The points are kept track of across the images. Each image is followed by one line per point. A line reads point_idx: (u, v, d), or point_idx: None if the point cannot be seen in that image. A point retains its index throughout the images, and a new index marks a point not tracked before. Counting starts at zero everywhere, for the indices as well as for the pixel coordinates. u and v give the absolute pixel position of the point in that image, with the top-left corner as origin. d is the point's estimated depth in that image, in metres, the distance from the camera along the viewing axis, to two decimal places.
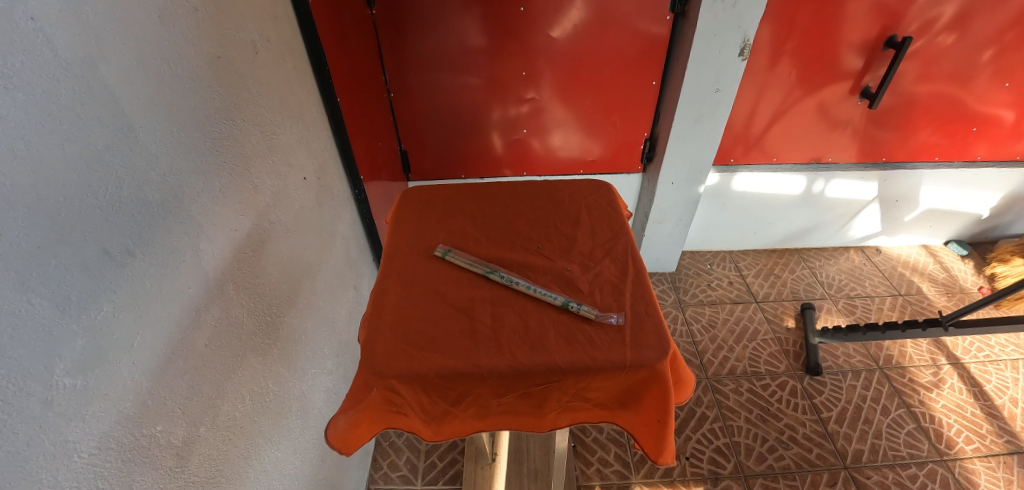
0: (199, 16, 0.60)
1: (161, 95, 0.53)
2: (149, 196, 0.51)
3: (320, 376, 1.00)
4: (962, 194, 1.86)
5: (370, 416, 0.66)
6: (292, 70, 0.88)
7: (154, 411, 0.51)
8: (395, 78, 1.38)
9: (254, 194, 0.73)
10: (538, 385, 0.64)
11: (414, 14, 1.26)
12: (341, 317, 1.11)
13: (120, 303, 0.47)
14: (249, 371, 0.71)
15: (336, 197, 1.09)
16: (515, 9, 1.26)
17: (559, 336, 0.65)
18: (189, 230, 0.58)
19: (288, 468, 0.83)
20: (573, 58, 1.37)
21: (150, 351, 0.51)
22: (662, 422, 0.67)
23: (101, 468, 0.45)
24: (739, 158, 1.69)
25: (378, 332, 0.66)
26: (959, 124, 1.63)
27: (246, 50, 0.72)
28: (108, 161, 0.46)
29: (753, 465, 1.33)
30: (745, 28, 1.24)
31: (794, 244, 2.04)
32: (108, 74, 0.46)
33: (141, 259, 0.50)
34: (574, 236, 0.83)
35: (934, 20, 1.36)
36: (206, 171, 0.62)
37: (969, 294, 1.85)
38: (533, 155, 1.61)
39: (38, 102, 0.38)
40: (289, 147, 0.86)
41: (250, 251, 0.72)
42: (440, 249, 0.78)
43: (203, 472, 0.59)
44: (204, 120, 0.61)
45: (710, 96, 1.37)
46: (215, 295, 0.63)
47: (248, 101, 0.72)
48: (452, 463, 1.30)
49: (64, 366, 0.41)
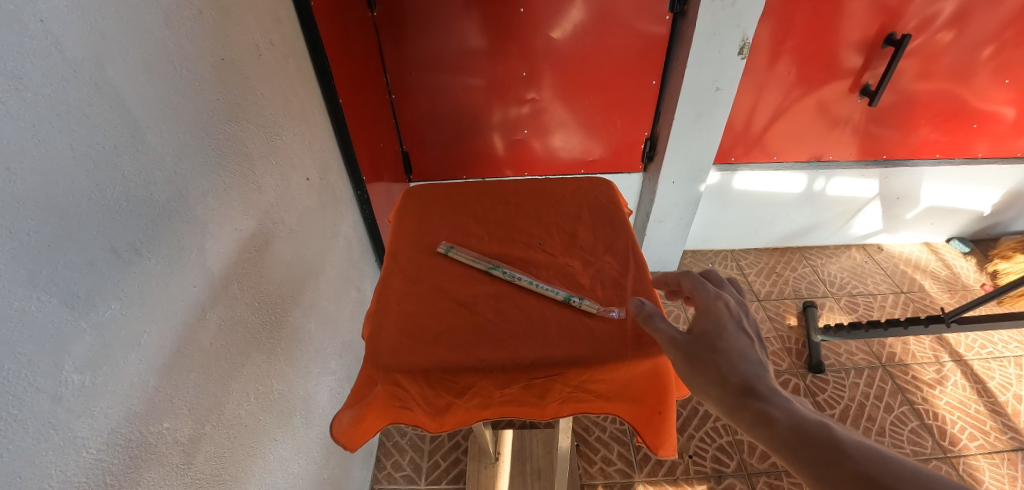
0: (203, 18, 0.61)
1: (168, 97, 0.54)
2: (156, 196, 0.52)
3: (324, 376, 1.00)
4: (963, 191, 1.85)
5: (375, 411, 0.66)
6: (295, 72, 0.88)
7: (160, 408, 0.52)
8: (396, 80, 1.39)
9: (258, 194, 0.74)
10: (540, 377, 0.63)
11: (414, 16, 1.26)
12: (344, 316, 1.12)
13: (129, 300, 0.48)
14: (253, 369, 0.72)
15: (338, 197, 1.09)
16: (515, 9, 1.27)
17: (562, 330, 0.66)
18: (194, 228, 0.58)
19: (292, 467, 0.83)
20: (572, 58, 1.37)
21: (157, 347, 0.52)
22: (663, 413, 0.67)
23: (108, 463, 0.45)
24: (739, 157, 1.70)
25: (383, 328, 0.66)
26: (959, 121, 1.63)
27: (249, 51, 0.72)
28: (115, 160, 0.46)
29: (756, 463, 1.32)
30: (743, 27, 1.25)
31: (795, 242, 2.04)
32: (114, 74, 0.47)
33: (148, 258, 0.50)
34: (575, 233, 0.83)
35: (932, 18, 1.37)
36: (210, 171, 0.62)
37: (971, 291, 1.85)
38: (533, 155, 1.62)
39: (46, 102, 0.39)
40: (292, 147, 0.87)
41: (255, 251, 0.73)
42: (442, 246, 0.79)
43: (208, 470, 0.60)
44: (209, 120, 0.62)
45: (710, 95, 1.37)
46: (220, 294, 0.64)
47: (253, 102, 0.73)
48: (455, 462, 1.31)
49: (73, 362, 0.41)
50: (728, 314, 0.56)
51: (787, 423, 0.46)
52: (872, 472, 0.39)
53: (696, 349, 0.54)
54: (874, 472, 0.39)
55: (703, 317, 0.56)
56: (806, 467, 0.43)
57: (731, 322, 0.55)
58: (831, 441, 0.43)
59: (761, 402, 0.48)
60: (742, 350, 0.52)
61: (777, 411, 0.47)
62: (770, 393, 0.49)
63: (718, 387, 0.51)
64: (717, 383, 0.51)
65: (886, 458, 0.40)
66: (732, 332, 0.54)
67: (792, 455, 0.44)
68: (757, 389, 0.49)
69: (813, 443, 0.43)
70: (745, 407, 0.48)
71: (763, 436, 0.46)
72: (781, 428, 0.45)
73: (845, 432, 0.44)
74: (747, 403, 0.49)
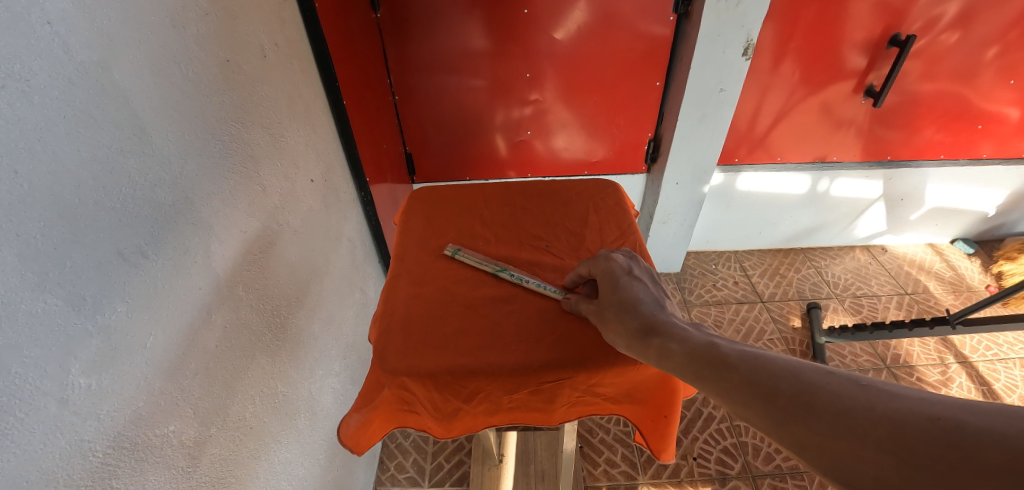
0: (209, 20, 0.61)
1: (174, 99, 0.54)
2: (162, 199, 0.52)
3: (328, 377, 1.00)
4: (968, 192, 1.85)
5: (382, 414, 0.66)
6: (300, 74, 0.88)
7: (166, 411, 0.52)
8: (399, 81, 1.39)
9: (263, 195, 0.74)
10: (548, 381, 0.63)
11: (417, 18, 1.26)
12: (349, 318, 1.12)
13: (135, 302, 0.47)
14: (258, 371, 0.72)
15: (343, 198, 1.09)
16: (519, 11, 1.26)
17: (569, 332, 0.66)
18: (200, 231, 0.58)
19: (297, 469, 0.83)
20: (575, 59, 1.37)
21: (163, 349, 0.51)
22: (669, 418, 0.67)
23: (113, 467, 0.45)
24: (743, 158, 1.70)
25: (390, 331, 0.66)
26: (963, 122, 1.62)
27: (255, 53, 0.72)
28: (121, 162, 0.46)
29: (761, 465, 1.32)
30: (747, 28, 1.24)
31: (798, 243, 2.04)
32: (120, 77, 0.46)
33: (153, 260, 0.50)
34: (582, 235, 0.83)
35: (936, 19, 1.36)
36: (215, 172, 0.62)
37: (976, 292, 1.85)
38: (536, 157, 1.62)
39: (52, 104, 0.39)
40: (297, 149, 0.87)
41: (259, 252, 0.73)
42: (450, 248, 0.79)
43: (213, 473, 0.60)
44: (214, 122, 0.62)
45: (714, 96, 1.37)
46: (225, 297, 0.64)
47: (258, 104, 0.73)
48: (459, 464, 1.31)
49: (79, 366, 0.41)
50: (621, 271, 0.65)
51: (680, 351, 0.50)
52: (757, 375, 0.43)
53: (603, 309, 0.61)
54: (757, 374, 0.43)
55: (603, 279, 0.65)
56: (707, 384, 0.47)
57: (623, 275, 0.64)
58: (722, 356, 0.47)
59: (658, 337, 0.53)
60: (635, 295, 0.61)
61: (674, 343, 0.51)
62: (666, 327, 0.54)
63: (626, 335, 0.57)
64: (624, 332, 0.57)
65: (767, 360, 0.44)
66: (625, 284, 0.62)
67: (693, 377, 0.48)
68: (655, 326, 0.55)
69: (708, 363, 0.47)
70: (648, 346, 0.53)
71: (665, 364, 0.51)
72: (680, 356, 0.50)
73: (730, 345, 0.49)
74: (649, 342, 0.54)
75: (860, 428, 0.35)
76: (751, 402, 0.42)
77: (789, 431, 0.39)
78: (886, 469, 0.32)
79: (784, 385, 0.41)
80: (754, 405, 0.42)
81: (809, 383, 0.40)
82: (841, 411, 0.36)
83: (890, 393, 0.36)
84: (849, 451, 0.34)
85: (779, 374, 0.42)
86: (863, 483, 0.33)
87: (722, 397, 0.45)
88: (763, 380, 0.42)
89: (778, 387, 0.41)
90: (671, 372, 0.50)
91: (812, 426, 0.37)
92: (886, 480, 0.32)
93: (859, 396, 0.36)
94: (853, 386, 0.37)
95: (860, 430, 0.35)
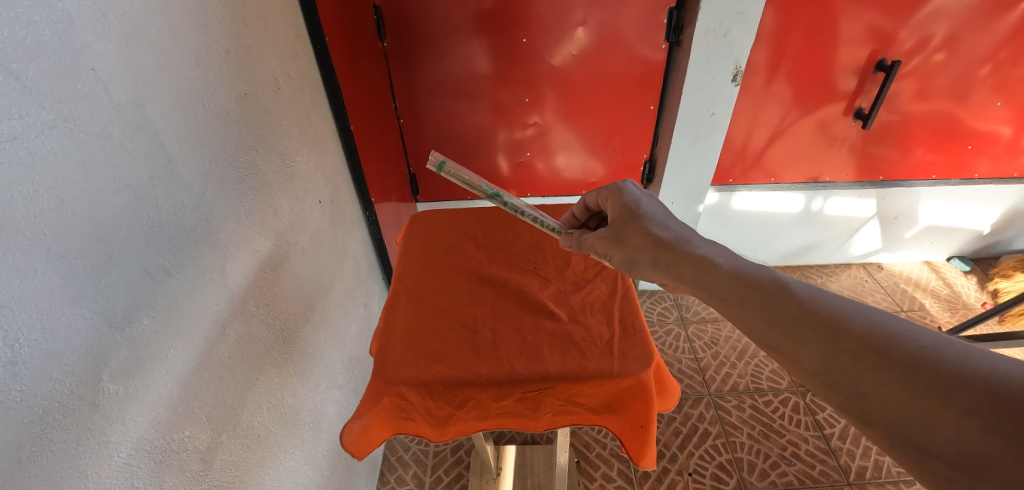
0: (229, 58, 0.67)
1: (197, 130, 0.60)
2: (183, 221, 0.56)
3: (332, 390, 1.04)
4: (963, 210, 1.87)
5: (381, 420, 0.70)
6: (310, 102, 0.95)
7: (183, 416, 0.56)
8: (405, 105, 1.46)
9: (274, 216, 0.79)
10: (533, 390, 0.66)
11: (423, 45, 1.33)
12: (353, 332, 1.16)
13: (159, 316, 0.52)
14: (266, 383, 0.75)
15: (349, 217, 1.15)
16: (518, 39, 1.33)
17: (553, 347, 0.70)
18: (216, 250, 0.63)
19: (299, 478, 0.86)
20: (573, 83, 1.43)
21: (182, 361, 0.56)
22: (645, 427, 0.69)
23: (136, 467, 0.49)
24: (738, 177, 1.75)
25: (390, 345, 0.70)
26: (954, 142, 1.66)
27: (270, 85, 0.79)
28: (150, 190, 0.51)
29: (756, 481, 1.33)
30: (736, 55, 1.30)
31: (795, 260, 2.06)
32: (152, 114, 0.52)
33: (176, 277, 0.55)
34: (568, 258, 0.87)
35: (924, 41, 1.41)
36: (232, 197, 0.67)
37: (972, 310, 1.86)
38: (536, 176, 1.67)
39: (93, 141, 0.44)
40: (307, 172, 0.92)
41: (271, 271, 0.78)
42: (434, 161, 0.76)
43: (223, 477, 0.63)
44: (231, 149, 0.67)
45: (706, 119, 1.42)
46: (239, 311, 0.68)
47: (271, 130, 0.79)
48: (457, 477, 1.33)
49: (109, 373, 0.46)
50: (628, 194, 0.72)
51: (728, 267, 0.56)
52: (819, 311, 0.47)
53: (621, 229, 0.69)
54: (820, 308, 0.47)
55: (618, 203, 0.72)
56: (751, 306, 0.51)
57: (639, 199, 0.71)
58: (781, 283, 0.51)
59: (699, 250, 0.59)
60: (647, 214, 0.68)
61: (719, 259, 0.57)
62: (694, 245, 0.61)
63: (648, 248, 0.64)
64: (646, 247, 0.64)
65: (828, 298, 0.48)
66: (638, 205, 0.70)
67: (745, 305, 0.51)
68: (692, 240, 0.62)
69: (760, 288, 0.52)
70: (688, 261, 0.59)
71: (708, 280, 0.56)
72: (723, 273, 0.55)
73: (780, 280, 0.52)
74: (686, 258, 0.59)
75: (943, 387, 0.37)
76: (807, 340, 0.46)
77: (847, 374, 0.42)
78: (966, 433, 0.35)
79: (853, 324, 0.44)
80: (812, 343, 0.45)
81: (881, 324, 0.43)
82: (921, 366, 0.39)
83: (977, 355, 0.38)
84: (925, 409, 0.37)
85: (846, 314, 0.45)
86: (937, 445, 0.37)
87: (777, 326, 0.48)
88: (824, 315, 0.46)
89: (846, 326, 0.44)
90: (714, 279, 0.55)
91: (881, 377, 0.40)
92: (959, 443, 0.35)
93: (940, 353, 0.39)
94: (939, 342, 0.41)
95: (945, 389, 0.37)
